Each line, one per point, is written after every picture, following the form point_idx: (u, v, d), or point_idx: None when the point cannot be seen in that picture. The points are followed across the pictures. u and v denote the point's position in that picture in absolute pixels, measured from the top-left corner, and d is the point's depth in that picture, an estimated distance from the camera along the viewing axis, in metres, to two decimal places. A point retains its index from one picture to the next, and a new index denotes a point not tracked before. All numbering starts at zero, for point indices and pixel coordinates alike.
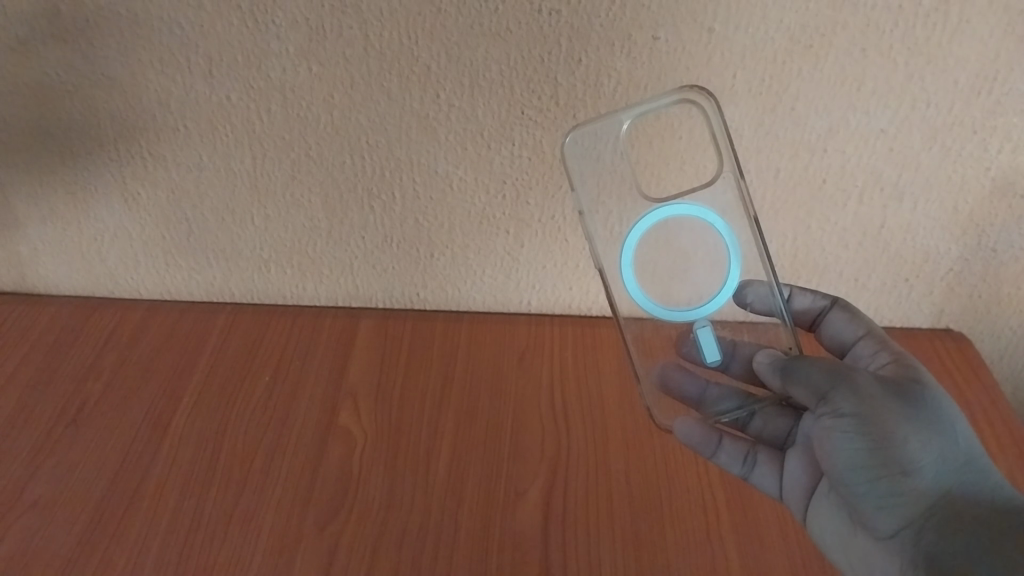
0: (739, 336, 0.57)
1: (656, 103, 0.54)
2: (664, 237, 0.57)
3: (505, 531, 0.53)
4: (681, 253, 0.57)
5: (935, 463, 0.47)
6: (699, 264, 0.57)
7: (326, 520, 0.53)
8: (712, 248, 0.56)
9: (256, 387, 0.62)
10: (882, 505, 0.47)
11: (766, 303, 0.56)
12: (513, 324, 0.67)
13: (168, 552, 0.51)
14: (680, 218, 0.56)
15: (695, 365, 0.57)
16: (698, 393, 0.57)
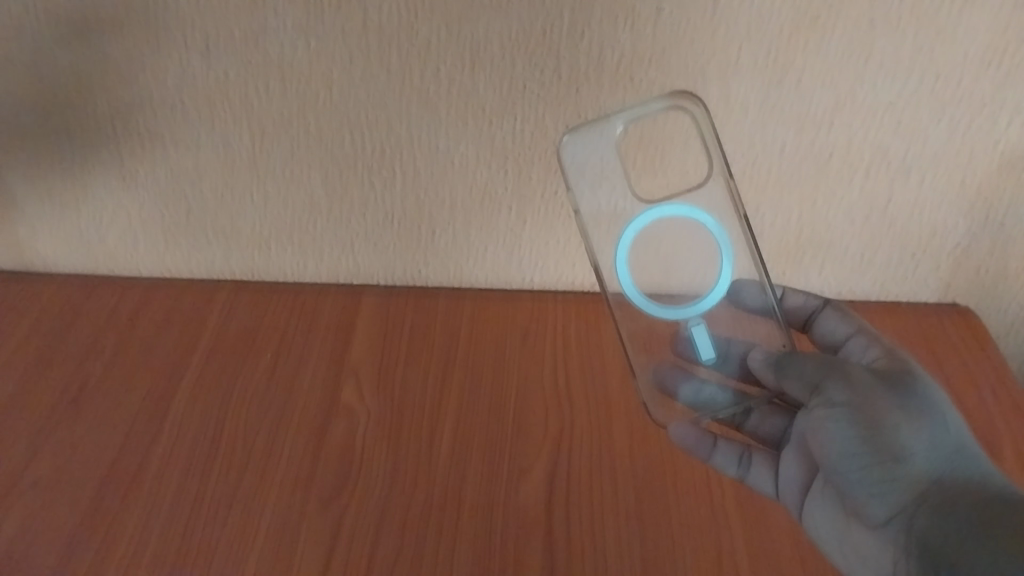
0: (736, 335, 0.57)
1: (649, 106, 0.55)
2: (663, 238, 0.57)
3: (509, 509, 0.53)
4: (678, 255, 0.57)
5: (927, 451, 0.46)
6: (691, 267, 0.57)
7: (329, 500, 0.53)
8: (707, 248, 0.57)
9: (258, 366, 0.61)
10: (875, 492, 0.46)
11: (758, 299, 0.56)
12: (516, 302, 0.67)
13: (172, 531, 0.51)
14: (673, 218, 0.57)
15: (691, 364, 0.56)
16: (693, 392, 0.56)
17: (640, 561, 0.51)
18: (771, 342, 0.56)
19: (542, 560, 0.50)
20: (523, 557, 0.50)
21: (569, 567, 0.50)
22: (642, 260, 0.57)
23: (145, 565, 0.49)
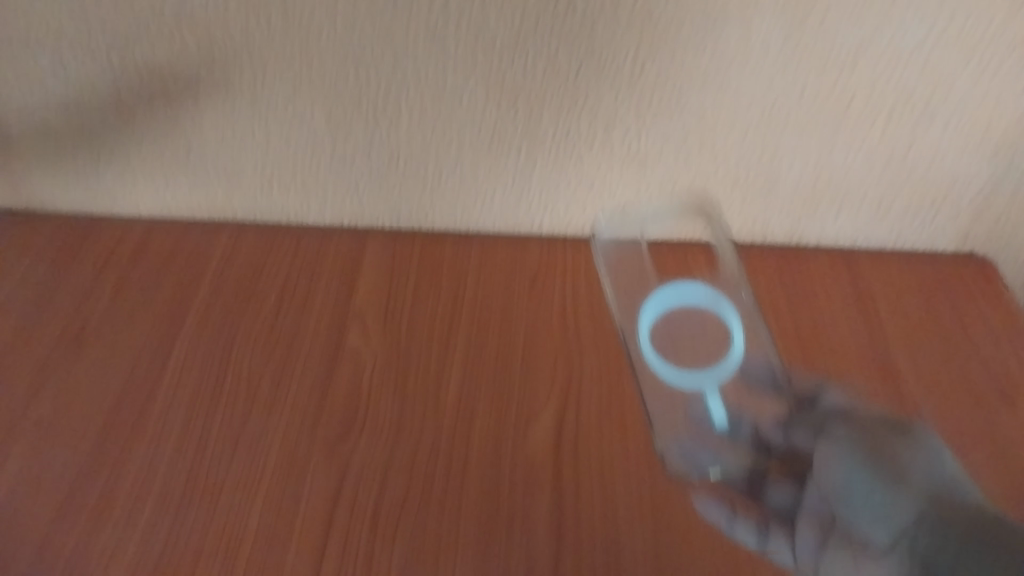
0: (749, 408, 0.54)
1: (676, 228, 0.66)
2: (679, 318, 0.58)
3: (516, 454, 0.52)
4: (687, 315, 0.58)
5: (925, 477, 0.44)
6: (704, 339, 0.57)
7: (335, 443, 0.52)
8: (716, 324, 0.58)
9: (262, 309, 0.60)
10: (875, 514, 0.45)
11: (765, 363, 0.56)
12: (524, 247, 0.65)
13: (176, 472, 0.50)
14: (681, 303, 0.59)
15: (697, 424, 0.53)
16: (699, 462, 0.53)
17: (648, 507, 0.50)
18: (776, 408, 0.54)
19: (551, 506, 0.50)
20: (532, 503, 0.50)
21: (577, 513, 0.49)
22: (661, 343, 0.57)
23: (150, 505, 0.49)
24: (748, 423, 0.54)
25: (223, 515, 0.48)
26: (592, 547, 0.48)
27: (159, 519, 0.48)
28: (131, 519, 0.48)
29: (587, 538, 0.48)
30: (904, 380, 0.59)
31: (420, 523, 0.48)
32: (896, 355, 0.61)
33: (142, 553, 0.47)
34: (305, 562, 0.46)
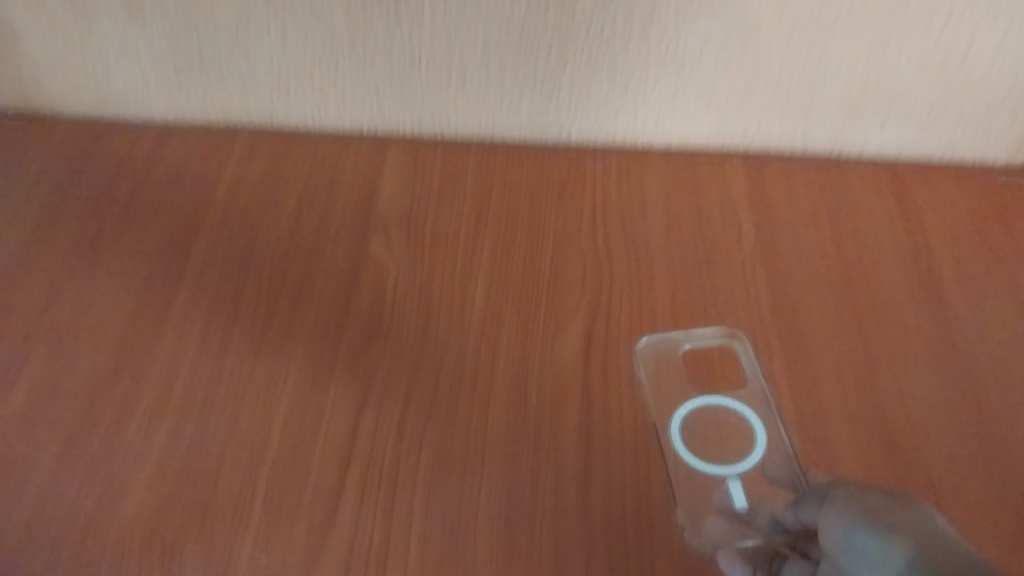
0: (768, 496, 0.47)
1: (696, 331, 0.53)
2: (698, 431, 0.49)
3: (545, 364, 0.50)
4: (709, 447, 0.48)
5: (937, 546, 0.35)
6: (727, 444, 0.49)
7: (359, 352, 0.50)
8: (735, 443, 0.49)
9: (281, 217, 0.58)
10: (875, 569, 0.36)
11: (782, 482, 0.47)
12: (551, 155, 0.63)
13: (197, 377, 0.49)
14: (709, 408, 0.49)
15: (720, 512, 0.46)
16: (724, 540, 0.45)
17: (681, 419, 0.49)
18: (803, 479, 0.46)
19: (581, 415, 0.48)
20: (561, 414, 0.48)
21: (609, 423, 0.48)
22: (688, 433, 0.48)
23: (171, 409, 0.48)
24: (766, 512, 0.46)
25: (246, 419, 0.47)
26: (624, 456, 0.47)
27: (181, 422, 0.47)
28: (152, 422, 0.47)
29: (619, 447, 0.47)
30: (950, 288, 0.56)
31: (447, 431, 0.47)
32: (942, 264, 0.57)
33: (165, 456, 0.46)
34: (331, 466, 0.45)
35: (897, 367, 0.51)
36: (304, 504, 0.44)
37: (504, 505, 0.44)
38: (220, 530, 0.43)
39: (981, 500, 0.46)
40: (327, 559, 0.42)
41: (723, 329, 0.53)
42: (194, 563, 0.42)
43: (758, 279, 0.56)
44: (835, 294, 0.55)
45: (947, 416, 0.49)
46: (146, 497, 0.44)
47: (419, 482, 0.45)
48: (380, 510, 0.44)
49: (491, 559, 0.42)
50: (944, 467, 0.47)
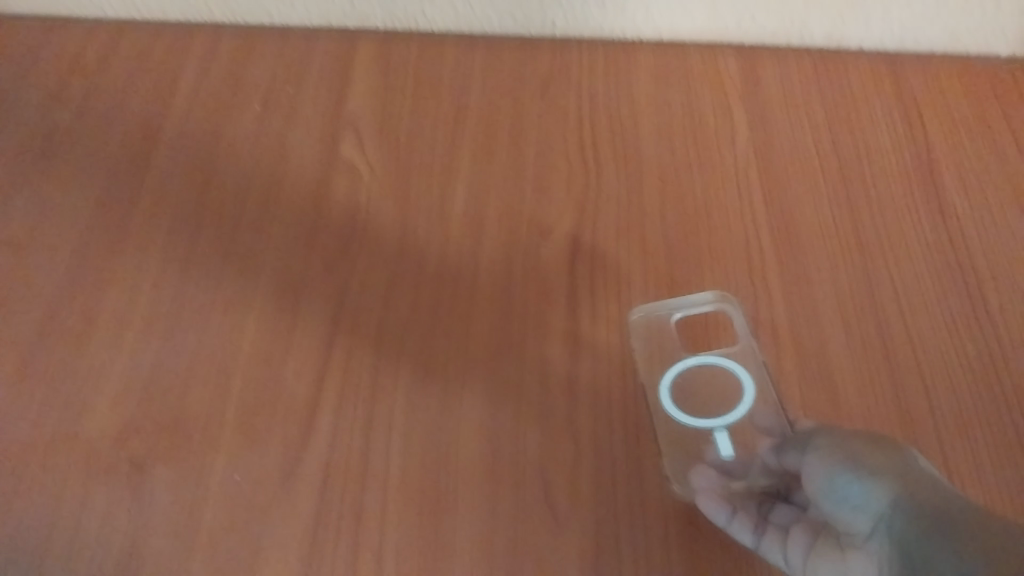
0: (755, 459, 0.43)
1: (690, 296, 0.48)
2: (686, 392, 0.45)
3: (530, 272, 0.48)
4: (697, 408, 0.45)
5: (916, 488, 0.34)
6: (716, 407, 0.45)
7: (333, 260, 0.48)
8: (724, 403, 0.45)
9: (246, 118, 0.54)
10: (858, 511, 0.35)
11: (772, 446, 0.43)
12: (535, 48, 0.59)
13: (162, 290, 0.47)
14: (696, 370, 0.45)
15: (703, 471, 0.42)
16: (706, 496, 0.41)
17: (670, 346, 0.46)
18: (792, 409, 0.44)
19: (567, 323, 0.46)
20: (545, 322, 0.46)
21: (596, 331, 0.46)
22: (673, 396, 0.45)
23: (136, 323, 0.45)
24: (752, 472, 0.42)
25: (215, 333, 0.45)
26: (612, 365, 0.45)
27: (147, 337, 0.45)
28: (117, 337, 0.45)
29: (607, 356, 0.45)
30: (949, 188, 0.54)
31: (427, 340, 0.45)
32: (942, 162, 0.55)
33: (131, 371, 0.44)
34: (306, 379, 0.44)
35: (894, 271, 0.50)
36: (278, 420, 0.42)
37: (487, 417, 0.43)
38: (193, 446, 0.41)
39: (974, 406, 0.45)
40: (304, 475, 0.41)
41: (718, 289, 0.48)
42: (166, 481, 0.40)
43: (753, 178, 0.53)
44: (831, 194, 0.53)
45: (944, 320, 0.48)
46: (113, 414, 0.42)
47: (399, 395, 0.43)
48: (359, 424, 0.42)
49: (474, 472, 0.41)
50: (939, 373, 0.46)
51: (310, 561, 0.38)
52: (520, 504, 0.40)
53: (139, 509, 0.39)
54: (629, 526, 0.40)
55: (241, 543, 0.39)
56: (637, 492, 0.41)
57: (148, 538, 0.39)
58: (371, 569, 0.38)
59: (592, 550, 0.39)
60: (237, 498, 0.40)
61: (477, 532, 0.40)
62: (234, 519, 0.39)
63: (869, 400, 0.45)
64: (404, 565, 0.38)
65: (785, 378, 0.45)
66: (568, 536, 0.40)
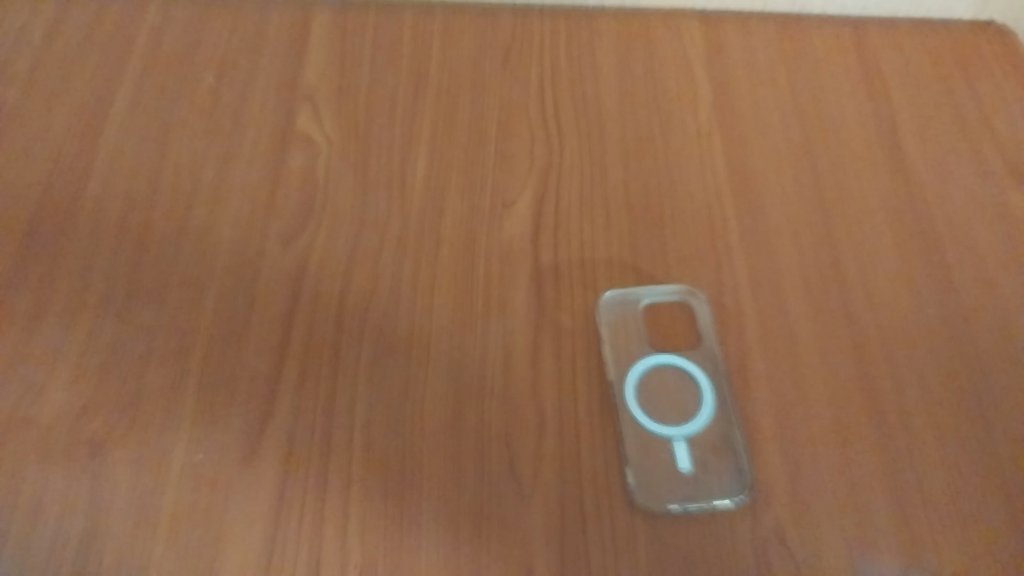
0: (715, 460, 0.42)
1: (656, 285, 0.47)
2: (651, 391, 0.44)
3: (492, 245, 0.48)
4: (663, 406, 0.44)
5: None
6: (681, 405, 0.44)
7: (292, 236, 0.47)
8: (686, 404, 0.44)
9: (201, 90, 0.53)
10: None
11: (729, 449, 0.43)
12: (495, 17, 0.58)
13: (116, 269, 0.46)
14: (661, 368, 0.45)
15: (664, 472, 0.42)
16: (665, 499, 0.41)
17: (635, 331, 0.45)
18: (754, 378, 0.44)
19: (530, 296, 0.46)
20: (508, 295, 0.46)
21: (558, 303, 0.46)
22: (639, 395, 0.44)
23: (91, 303, 0.44)
24: (711, 474, 0.42)
25: (173, 313, 0.44)
26: (576, 338, 0.45)
27: (102, 318, 0.44)
28: (71, 318, 0.44)
29: (570, 328, 0.45)
30: (910, 153, 0.54)
31: (388, 316, 0.45)
32: (903, 128, 0.55)
33: (86, 352, 0.43)
34: (267, 357, 0.43)
35: (855, 237, 0.50)
36: (238, 399, 0.42)
37: (451, 391, 0.43)
38: (151, 430, 0.41)
39: (933, 370, 0.46)
40: (266, 454, 0.40)
41: (681, 286, 0.47)
42: (124, 463, 0.40)
43: (715, 147, 0.53)
44: (794, 161, 0.53)
45: (904, 285, 0.48)
46: (68, 396, 0.41)
47: (361, 371, 0.43)
48: (320, 402, 0.42)
49: (438, 447, 0.41)
50: (899, 336, 0.47)
51: (274, 540, 0.38)
52: (484, 477, 0.40)
53: (98, 492, 0.39)
54: (593, 497, 0.40)
55: (204, 524, 0.38)
56: (601, 464, 0.41)
57: (106, 521, 0.38)
58: (335, 547, 0.38)
59: (557, 522, 0.40)
60: (198, 479, 0.40)
61: (441, 507, 0.39)
62: (195, 500, 0.39)
63: (832, 365, 0.45)
64: (368, 541, 0.38)
65: (747, 347, 0.45)
66: (532, 509, 0.40)
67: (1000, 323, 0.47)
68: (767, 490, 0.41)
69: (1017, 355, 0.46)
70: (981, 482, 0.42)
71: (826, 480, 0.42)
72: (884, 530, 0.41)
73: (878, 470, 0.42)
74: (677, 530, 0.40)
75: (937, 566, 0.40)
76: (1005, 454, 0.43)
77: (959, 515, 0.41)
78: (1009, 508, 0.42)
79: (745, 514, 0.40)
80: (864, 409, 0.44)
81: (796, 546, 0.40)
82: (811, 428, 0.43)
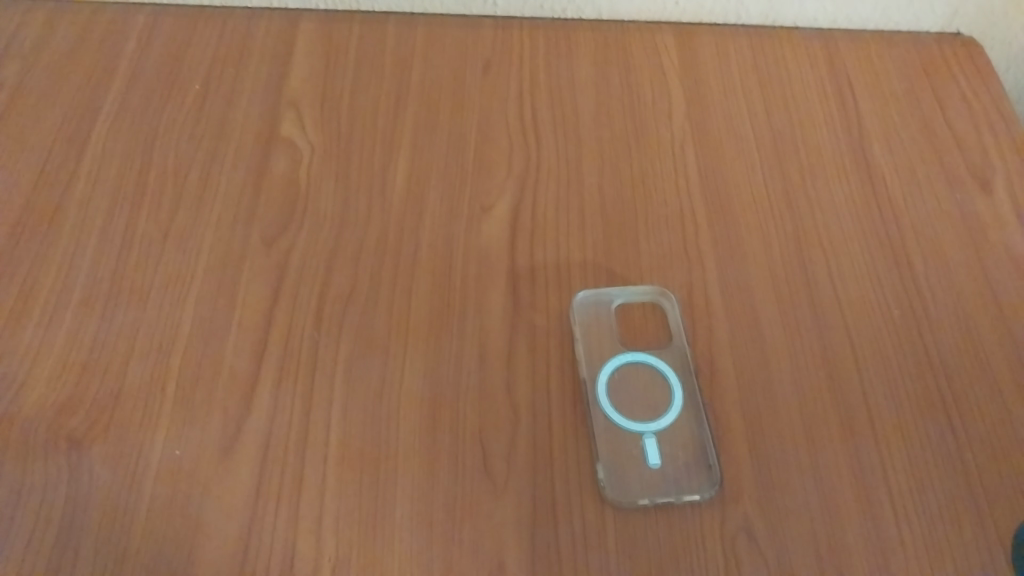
0: (684, 457, 0.43)
1: (629, 287, 0.48)
2: (623, 389, 0.45)
3: (469, 248, 0.49)
4: (634, 404, 0.45)
5: None
6: (652, 403, 0.45)
7: (274, 239, 0.48)
8: (656, 401, 0.45)
9: (185, 96, 0.54)
10: None
11: (698, 446, 0.44)
12: (476, 27, 0.59)
13: (100, 270, 0.47)
14: (633, 367, 0.46)
15: (634, 468, 0.43)
16: (635, 494, 0.42)
17: (608, 332, 0.47)
18: (724, 377, 0.46)
19: (506, 298, 0.47)
20: (484, 297, 0.47)
21: (533, 304, 0.47)
22: (611, 393, 0.45)
23: (74, 303, 0.45)
24: (681, 470, 0.43)
25: (154, 312, 0.45)
26: (550, 337, 0.46)
27: (85, 317, 0.45)
28: (54, 317, 0.45)
29: (544, 328, 0.47)
30: (879, 161, 0.56)
31: (366, 317, 0.46)
32: (872, 136, 0.57)
33: (69, 350, 0.44)
34: (246, 355, 0.44)
35: (825, 241, 0.51)
36: (218, 396, 0.43)
37: (427, 389, 0.44)
38: (131, 426, 0.42)
39: (898, 370, 0.47)
40: (244, 449, 0.41)
41: (653, 287, 0.48)
42: (104, 458, 0.41)
43: (689, 154, 0.54)
44: (765, 167, 0.54)
45: (871, 288, 0.50)
46: (50, 393, 0.42)
47: (339, 369, 0.44)
48: (298, 399, 0.43)
49: (413, 443, 0.42)
50: (864, 336, 0.48)
51: (251, 533, 0.39)
52: (458, 472, 0.41)
53: (78, 486, 0.40)
54: (564, 491, 0.41)
55: (182, 517, 0.39)
56: (572, 459, 0.42)
57: (86, 515, 0.39)
58: (310, 539, 0.39)
59: (528, 515, 0.41)
60: (176, 473, 0.40)
61: (415, 501, 0.40)
62: (173, 495, 0.40)
63: (799, 365, 0.46)
64: (343, 534, 0.39)
65: (717, 347, 0.47)
66: (504, 503, 0.41)
67: (963, 324, 0.49)
68: (734, 485, 0.42)
69: (979, 356, 0.48)
70: (943, 478, 0.43)
71: (791, 475, 0.43)
72: (847, 523, 0.42)
73: (843, 466, 0.43)
74: (646, 525, 0.41)
75: (898, 559, 0.41)
76: (966, 451, 0.44)
77: (920, 509, 0.42)
78: (969, 503, 0.43)
79: (712, 508, 0.42)
80: (829, 406, 0.45)
81: (761, 538, 0.41)
82: (778, 425, 0.44)
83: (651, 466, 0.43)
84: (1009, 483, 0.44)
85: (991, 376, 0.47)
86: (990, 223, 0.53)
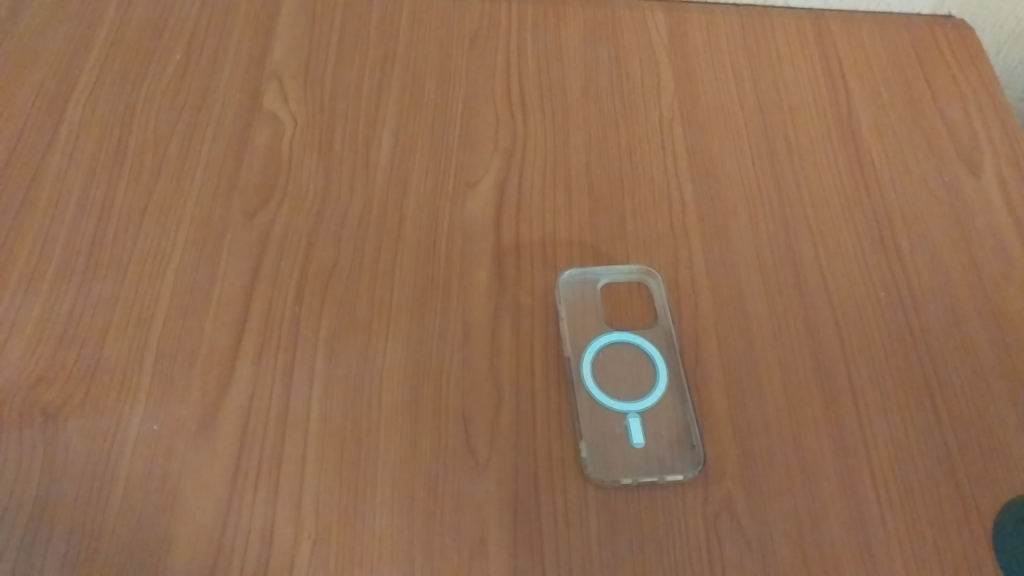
0: (669, 437, 0.43)
1: (614, 266, 0.48)
2: (608, 368, 0.45)
3: (455, 224, 0.48)
4: (620, 384, 0.45)
5: None
6: (638, 383, 0.45)
7: (255, 212, 0.48)
8: (641, 381, 0.45)
9: (167, 68, 0.53)
10: None
11: (683, 427, 0.44)
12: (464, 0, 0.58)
13: (77, 242, 0.46)
14: (618, 347, 0.46)
15: (618, 447, 0.43)
16: (618, 472, 0.42)
17: (593, 312, 0.46)
18: (708, 357, 0.45)
19: (490, 275, 0.47)
20: (469, 274, 0.47)
21: (518, 282, 0.47)
22: (596, 372, 0.45)
23: (49, 275, 0.45)
24: (665, 449, 0.43)
25: (132, 286, 0.44)
26: (534, 315, 0.46)
27: (62, 290, 0.44)
28: (30, 289, 0.44)
29: (528, 306, 0.46)
30: (868, 142, 0.55)
31: (348, 292, 0.45)
32: (862, 118, 0.56)
33: (44, 324, 0.43)
34: (227, 330, 0.43)
35: (812, 221, 0.51)
36: (198, 371, 0.42)
37: (409, 366, 0.43)
38: (109, 398, 0.41)
39: (882, 352, 0.47)
40: (224, 425, 0.41)
41: (640, 267, 0.48)
42: (80, 432, 0.40)
43: (677, 132, 0.54)
44: (754, 146, 0.54)
45: (858, 269, 0.50)
46: (25, 365, 0.41)
47: (320, 346, 0.43)
48: (279, 375, 0.42)
49: (394, 421, 0.42)
50: (850, 318, 0.48)
51: (229, 511, 0.39)
52: (439, 451, 0.41)
53: (52, 461, 0.39)
54: (547, 470, 0.41)
55: (160, 493, 0.39)
56: (556, 438, 0.42)
57: (61, 490, 0.39)
58: (289, 516, 0.39)
59: (510, 494, 0.40)
60: (154, 448, 0.40)
61: (396, 480, 0.40)
62: (150, 470, 0.39)
63: (784, 344, 0.46)
64: (322, 512, 0.39)
65: (701, 326, 0.46)
66: (485, 480, 0.41)
67: (948, 306, 0.49)
68: (717, 465, 0.42)
69: (963, 339, 0.48)
70: (926, 461, 0.44)
71: (775, 456, 0.43)
72: (830, 505, 0.42)
73: (825, 448, 0.43)
74: (629, 504, 0.41)
75: (880, 540, 0.41)
76: (949, 434, 0.44)
77: (903, 491, 0.42)
78: (951, 485, 0.43)
79: (695, 487, 0.41)
80: (814, 388, 0.45)
81: (745, 519, 0.41)
82: (762, 406, 0.44)
83: (635, 445, 0.43)
84: (992, 466, 0.44)
85: (975, 360, 0.47)
86: (977, 206, 0.53)
